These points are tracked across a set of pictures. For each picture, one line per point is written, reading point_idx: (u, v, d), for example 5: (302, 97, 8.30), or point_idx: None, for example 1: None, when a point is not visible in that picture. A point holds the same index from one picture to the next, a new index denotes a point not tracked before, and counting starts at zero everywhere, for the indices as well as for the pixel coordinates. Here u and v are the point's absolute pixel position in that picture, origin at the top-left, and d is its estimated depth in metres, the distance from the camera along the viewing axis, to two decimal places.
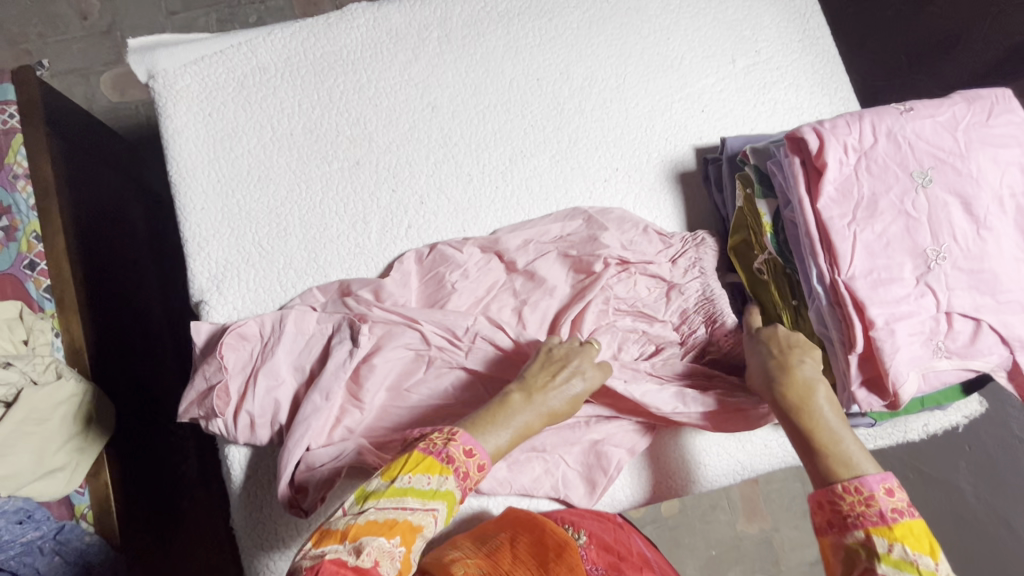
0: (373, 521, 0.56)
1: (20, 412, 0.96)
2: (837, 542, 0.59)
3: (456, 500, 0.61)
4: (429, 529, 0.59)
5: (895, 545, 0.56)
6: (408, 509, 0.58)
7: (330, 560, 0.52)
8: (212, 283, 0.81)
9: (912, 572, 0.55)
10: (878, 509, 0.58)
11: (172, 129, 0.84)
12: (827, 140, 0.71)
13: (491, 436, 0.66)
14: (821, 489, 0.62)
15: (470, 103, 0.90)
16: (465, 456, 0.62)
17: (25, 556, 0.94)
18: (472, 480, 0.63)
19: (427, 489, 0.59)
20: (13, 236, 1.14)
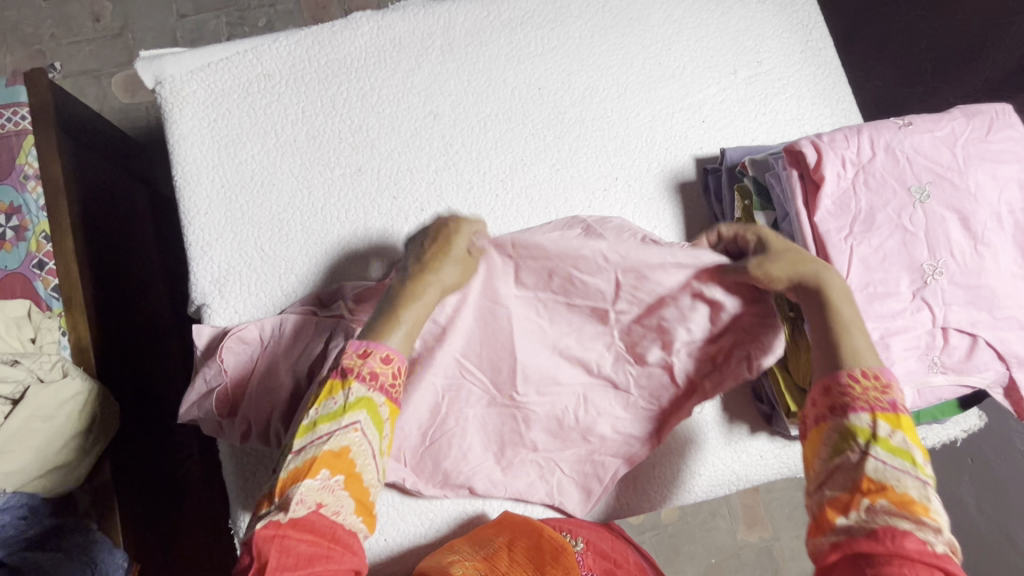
0: (295, 469, 0.55)
1: (26, 409, 0.97)
2: (836, 424, 0.57)
3: (376, 404, 0.59)
4: (359, 443, 0.57)
5: (896, 433, 0.54)
6: (324, 437, 0.56)
7: (262, 527, 0.52)
8: (215, 286, 0.82)
9: (903, 459, 0.54)
10: (891, 398, 0.56)
11: (178, 135, 0.86)
12: (824, 153, 0.71)
13: (393, 333, 0.61)
14: (830, 372, 0.59)
15: (471, 111, 0.91)
16: (361, 360, 0.59)
17: (28, 552, 0.94)
18: (386, 376, 0.59)
19: (335, 410, 0.57)
20: (23, 236, 1.17)
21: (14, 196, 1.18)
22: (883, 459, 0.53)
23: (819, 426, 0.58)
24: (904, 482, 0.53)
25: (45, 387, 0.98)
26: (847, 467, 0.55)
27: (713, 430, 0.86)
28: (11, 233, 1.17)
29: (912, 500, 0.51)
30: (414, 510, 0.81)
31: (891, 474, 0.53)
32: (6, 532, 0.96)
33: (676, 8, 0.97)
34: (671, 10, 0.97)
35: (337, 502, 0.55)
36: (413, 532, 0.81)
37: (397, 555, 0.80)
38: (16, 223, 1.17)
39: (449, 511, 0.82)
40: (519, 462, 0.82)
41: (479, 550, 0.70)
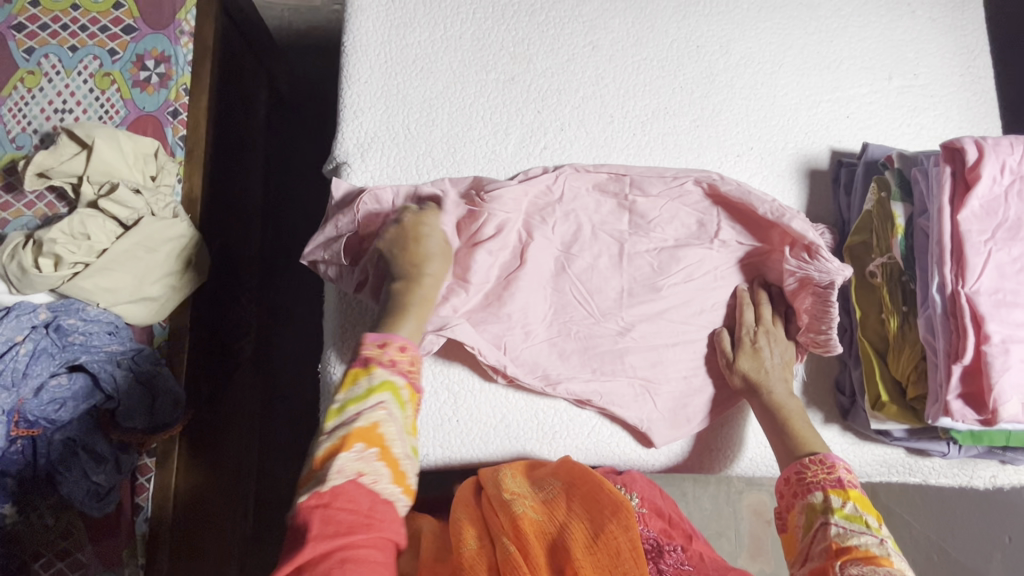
0: (331, 445, 0.57)
1: (137, 236, 1.04)
2: (800, 505, 0.70)
3: (399, 386, 0.62)
4: (388, 419, 0.59)
5: (848, 503, 0.67)
6: (352, 417, 0.58)
7: (304, 501, 0.54)
8: (358, 149, 0.87)
9: (858, 523, 0.65)
10: (837, 476, 0.70)
11: (357, 5, 0.91)
12: (986, 154, 0.71)
13: (401, 325, 0.67)
14: (791, 465, 0.74)
15: (628, 51, 0.94)
16: (381, 348, 0.63)
17: (105, 365, 1.01)
18: (404, 363, 0.63)
19: (360, 391, 0.60)
20: (166, 83, 1.22)
21: (166, 46, 1.23)
22: (841, 523, 0.66)
23: (790, 512, 0.72)
24: (864, 541, 0.63)
25: (157, 221, 1.06)
26: (818, 536, 0.67)
27: None
28: (156, 78, 1.22)
29: (875, 553, 0.62)
30: (490, 400, 0.84)
31: (852, 537, 0.64)
32: (90, 340, 1.01)
33: (847, 5, 0.98)
34: (841, 5, 0.98)
35: (375, 473, 0.57)
36: (482, 421, 0.84)
37: (467, 442, 0.84)
38: (163, 70, 1.22)
39: (523, 414, 0.85)
40: (617, 380, 0.85)
41: (539, 490, 0.76)
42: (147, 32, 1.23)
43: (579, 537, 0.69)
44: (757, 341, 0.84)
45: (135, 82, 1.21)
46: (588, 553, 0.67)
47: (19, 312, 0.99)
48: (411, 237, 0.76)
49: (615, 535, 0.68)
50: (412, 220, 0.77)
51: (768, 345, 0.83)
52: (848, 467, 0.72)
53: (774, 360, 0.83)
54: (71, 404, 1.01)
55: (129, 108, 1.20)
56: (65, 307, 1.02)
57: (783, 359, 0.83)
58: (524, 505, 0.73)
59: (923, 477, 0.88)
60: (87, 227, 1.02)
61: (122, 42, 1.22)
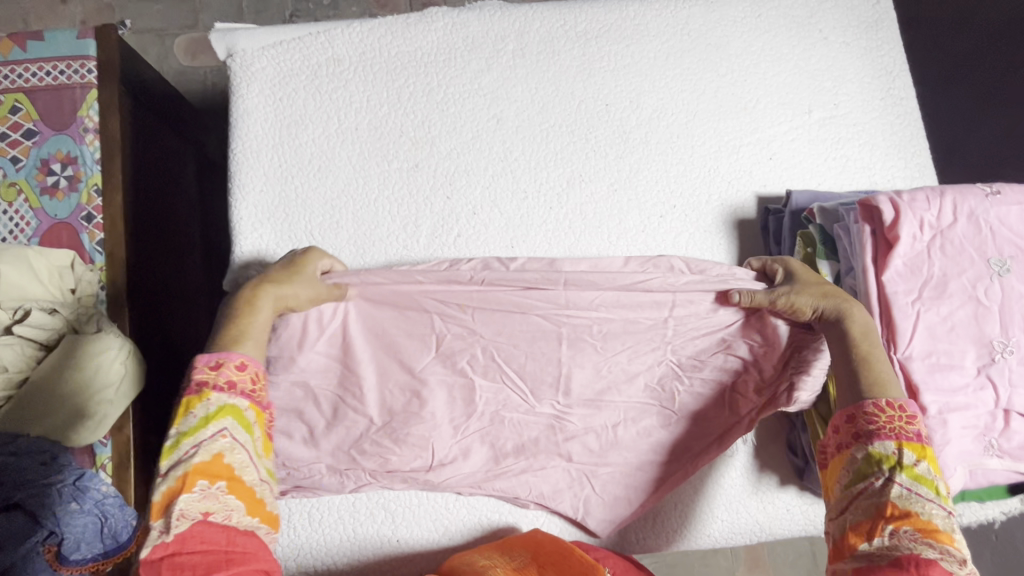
0: (168, 489, 0.53)
1: (60, 356, 0.96)
2: (857, 449, 0.57)
3: (241, 409, 0.58)
4: (231, 447, 0.55)
5: (921, 462, 0.55)
6: (189, 452, 0.54)
7: (147, 556, 0.49)
8: (260, 265, 0.83)
9: (926, 487, 0.54)
10: (917, 428, 0.57)
11: (242, 109, 0.86)
12: (902, 212, 0.67)
13: (241, 343, 0.61)
14: (859, 401, 0.59)
15: (535, 120, 0.89)
16: (216, 371, 0.58)
17: (44, 498, 0.91)
18: (245, 382, 0.58)
19: (197, 422, 0.55)
20: (75, 187, 1.12)
21: (72, 147, 1.14)
22: (908, 484, 0.54)
23: (840, 455, 0.59)
24: (926, 508, 0.53)
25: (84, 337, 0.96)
26: (870, 493, 0.55)
27: (741, 476, 0.84)
28: (64, 182, 1.12)
29: (937, 527, 0.52)
30: (431, 516, 0.81)
31: (913, 502, 0.53)
32: (30, 477, 0.90)
33: (757, 39, 0.94)
34: (751, 40, 0.94)
35: (225, 508, 0.53)
36: (425, 538, 0.81)
37: (408, 557, 0.81)
38: (71, 172, 1.13)
39: (466, 522, 0.82)
40: (551, 468, 0.82)
41: (510, 559, 0.70)
42: (49, 134, 1.14)
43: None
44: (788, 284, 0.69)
45: (43, 189, 1.12)
46: None
47: None
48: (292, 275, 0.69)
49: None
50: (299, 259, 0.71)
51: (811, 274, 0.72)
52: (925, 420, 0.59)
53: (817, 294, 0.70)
54: (13, 544, 0.89)
55: (41, 217, 1.12)
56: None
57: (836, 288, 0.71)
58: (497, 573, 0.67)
59: None
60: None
61: (24, 148, 1.14)
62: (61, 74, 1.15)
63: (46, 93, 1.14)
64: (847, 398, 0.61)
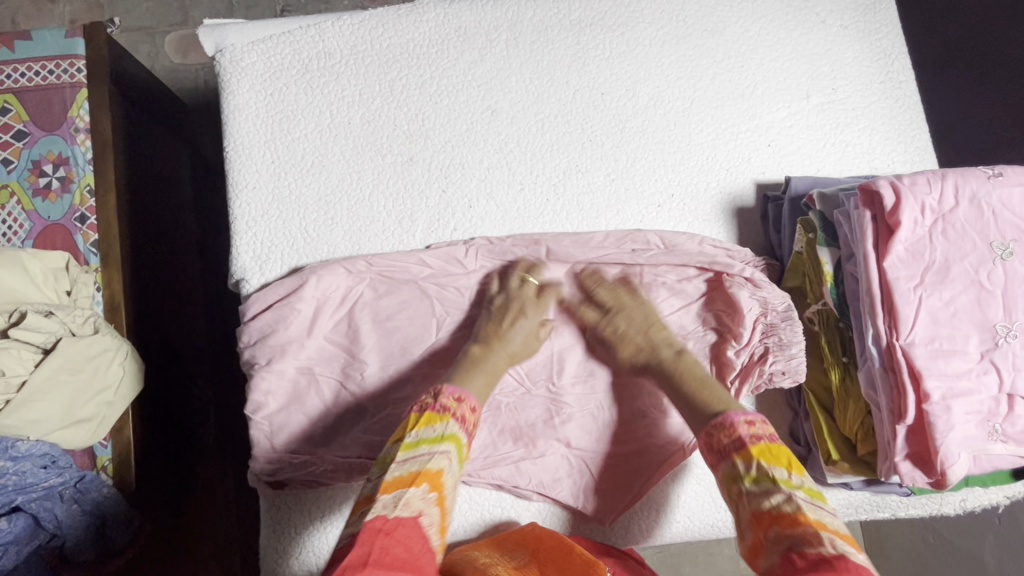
0: (399, 477, 0.61)
1: (56, 359, 0.91)
2: (719, 477, 0.66)
3: (461, 443, 0.67)
4: (449, 470, 0.64)
5: (754, 463, 0.63)
6: (423, 456, 0.63)
7: (369, 523, 0.56)
8: (255, 263, 0.82)
9: (771, 484, 0.62)
10: (739, 436, 0.66)
11: (233, 105, 0.85)
12: (904, 197, 0.66)
13: (471, 381, 0.72)
14: (700, 432, 0.70)
15: (530, 111, 0.88)
16: (456, 402, 0.68)
17: (45, 501, 0.93)
18: (470, 423, 0.69)
19: (433, 435, 0.64)
20: (68, 187, 1.11)
21: (63, 147, 1.12)
22: (754, 489, 0.62)
23: (717, 484, 0.67)
24: (778, 502, 0.60)
25: (77, 339, 0.93)
26: (743, 507, 0.63)
27: None
28: (57, 184, 1.11)
29: (795, 515, 0.58)
30: None
31: (765, 501, 0.61)
32: (26, 480, 0.90)
33: (753, 24, 0.93)
34: (747, 25, 0.93)
35: (431, 517, 0.60)
36: None
37: None
38: (63, 173, 1.12)
39: (468, 517, 0.82)
40: (550, 455, 0.82)
41: (511, 559, 0.71)
42: (39, 135, 1.13)
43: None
44: (616, 327, 0.81)
45: (35, 190, 1.11)
46: None
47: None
48: (509, 313, 0.79)
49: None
50: (515, 296, 0.80)
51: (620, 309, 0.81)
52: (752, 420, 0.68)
53: (637, 335, 0.81)
54: (14, 549, 0.92)
55: (33, 219, 1.11)
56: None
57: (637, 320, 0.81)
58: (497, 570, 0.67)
59: (893, 511, 0.85)
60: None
61: (15, 149, 1.12)
62: (50, 74, 1.13)
63: (35, 94, 1.13)
64: (698, 433, 0.70)
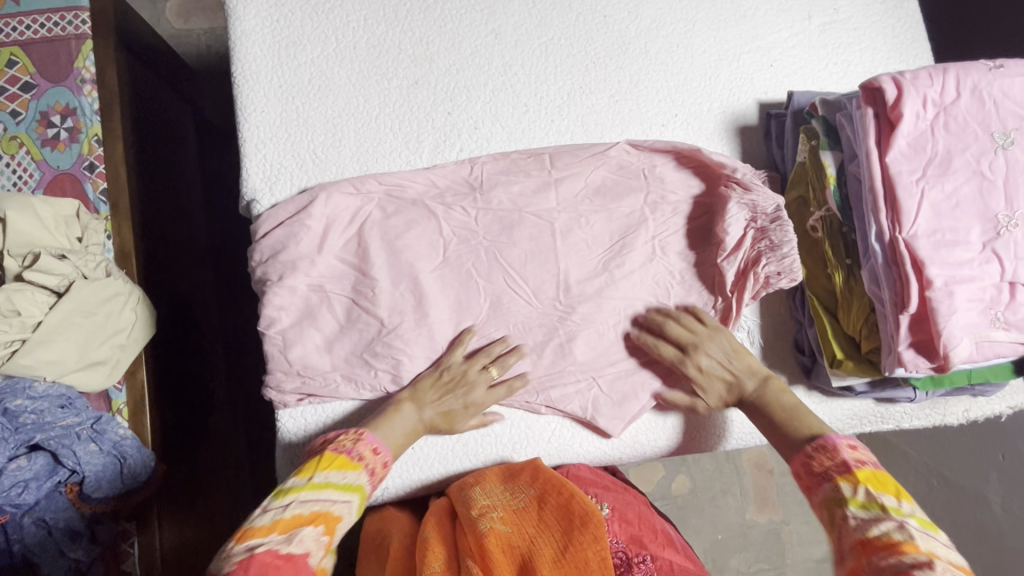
0: (298, 514, 0.63)
1: (69, 303, 0.92)
2: (817, 501, 0.68)
3: (364, 494, 0.71)
4: (348, 517, 0.67)
5: (859, 488, 0.65)
6: (327, 500, 0.66)
7: (261, 554, 0.57)
8: (265, 184, 0.83)
9: (876, 509, 0.63)
10: (842, 459, 0.68)
11: (239, 31, 0.86)
12: (906, 91, 0.67)
13: (389, 431, 0.75)
14: (796, 458, 0.72)
15: (534, 34, 0.89)
16: (372, 454, 0.72)
17: (64, 439, 0.92)
18: (380, 476, 0.73)
19: (342, 482, 0.68)
20: (76, 137, 1.12)
21: (70, 99, 1.13)
22: (858, 513, 0.63)
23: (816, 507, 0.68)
24: (885, 528, 0.61)
25: (88, 282, 0.95)
26: (843, 535, 0.63)
27: None
28: (65, 134, 1.12)
29: (897, 541, 0.59)
30: None
31: (872, 528, 0.61)
32: (42, 417, 0.91)
33: None
34: None
35: (320, 557, 0.62)
36: (440, 446, 0.83)
37: (427, 464, 0.83)
38: (71, 124, 1.12)
39: (478, 429, 0.84)
40: (560, 369, 0.84)
41: (510, 500, 0.75)
42: (46, 86, 1.13)
43: (547, 554, 0.70)
44: (702, 364, 0.80)
45: (44, 141, 1.12)
46: (554, 567, 0.69)
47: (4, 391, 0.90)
48: (457, 389, 0.79)
49: (585, 546, 0.70)
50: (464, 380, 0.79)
51: (704, 355, 0.80)
52: (852, 446, 0.70)
53: (722, 363, 0.80)
54: (35, 485, 0.91)
55: (43, 169, 1.11)
56: (9, 387, 0.90)
57: (725, 352, 0.80)
58: (491, 521, 0.72)
59: (896, 422, 0.86)
60: (16, 303, 0.90)
61: (23, 101, 1.12)
62: (55, 26, 1.14)
63: (41, 45, 1.13)
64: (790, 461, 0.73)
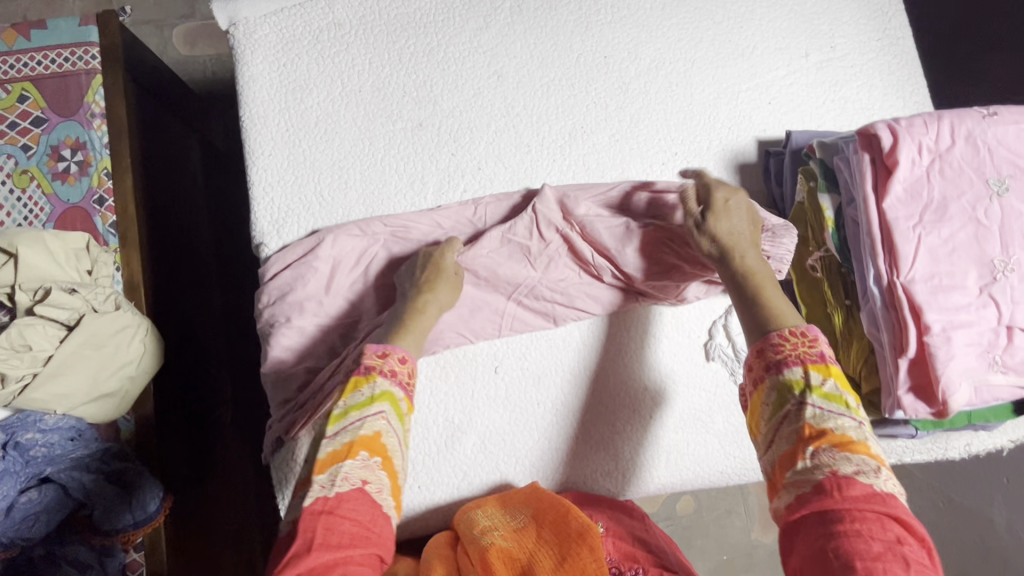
0: (333, 451, 0.60)
1: (79, 335, 0.93)
2: (768, 380, 0.61)
3: (397, 398, 0.66)
4: (387, 429, 0.63)
5: (828, 380, 0.59)
6: (354, 424, 0.62)
7: (309, 507, 0.56)
8: (273, 226, 0.85)
9: (834, 405, 0.58)
10: (817, 351, 0.61)
11: (247, 76, 0.88)
12: (901, 138, 0.68)
13: (402, 340, 0.71)
14: (762, 336, 0.64)
15: (535, 75, 0.90)
16: (381, 359, 0.67)
17: (74, 471, 0.93)
18: (402, 374, 0.68)
19: (362, 400, 0.63)
20: (86, 171, 1.13)
21: (80, 133, 1.15)
22: (817, 405, 0.58)
23: (757, 387, 0.62)
24: (840, 425, 0.57)
25: (99, 315, 0.96)
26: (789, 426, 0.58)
27: None
28: (74, 167, 1.13)
29: (851, 441, 0.56)
30: (446, 461, 0.82)
31: (828, 422, 0.57)
32: (53, 451, 0.92)
33: None
34: None
35: (378, 482, 0.60)
36: (445, 484, 0.82)
37: (430, 505, 0.82)
38: (80, 158, 1.14)
39: (482, 467, 0.83)
40: (565, 406, 0.85)
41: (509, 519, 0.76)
42: (57, 120, 1.15)
43: (548, 565, 0.70)
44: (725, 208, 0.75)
45: (54, 175, 1.13)
46: None
47: (14, 428, 0.90)
48: (433, 276, 0.78)
49: (583, 559, 0.69)
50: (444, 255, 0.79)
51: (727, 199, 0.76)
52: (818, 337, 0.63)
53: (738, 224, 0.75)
54: (44, 518, 0.91)
55: (54, 203, 1.12)
56: (21, 420, 0.90)
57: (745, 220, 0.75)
58: (493, 537, 0.73)
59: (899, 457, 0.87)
60: (27, 337, 0.91)
61: (34, 136, 1.15)
62: (66, 61, 1.16)
63: (52, 81, 1.15)
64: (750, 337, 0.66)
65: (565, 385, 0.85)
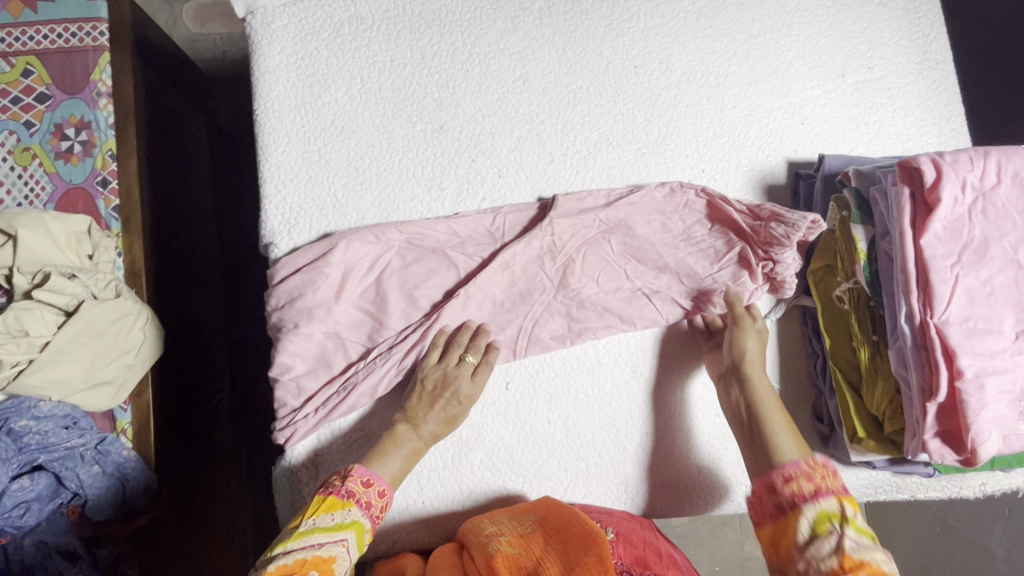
0: (284, 564, 0.61)
1: (78, 321, 0.87)
2: (807, 515, 0.66)
3: (363, 529, 0.69)
4: (342, 556, 0.65)
5: (858, 515, 0.65)
6: (315, 544, 0.64)
7: None
8: (284, 226, 0.82)
9: (868, 537, 0.64)
10: (842, 484, 0.68)
11: (264, 67, 0.84)
12: (945, 173, 0.66)
13: (384, 464, 0.73)
14: (778, 473, 0.70)
15: (562, 82, 0.87)
16: (364, 487, 0.70)
17: (67, 461, 0.89)
18: (376, 508, 0.70)
19: (331, 524, 0.66)
20: (90, 151, 1.05)
21: (85, 111, 1.06)
22: (855, 536, 0.63)
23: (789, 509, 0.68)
24: (875, 557, 0.62)
25: (98, 304, 0.89)
26: (833, 548, 0.63)
27: None
28: (78, 147, 1.05)
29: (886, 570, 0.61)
30: (453, 477, 0.80)
31: (865, 552, 0.62)
32: (46, 440, 0.87)
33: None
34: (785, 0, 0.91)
35: None
36: (448, 500, 0.80)
37: (432, 519, 0.80)
38: (84, 138, 1.05)
39: (488, 485, 0.81)
40: (576, 427, 0.82)
41: (515, 524, 0.73)
42: (60, 97, 1.06)
43: None
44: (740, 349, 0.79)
45: (57, 154, 1.05)
46: None
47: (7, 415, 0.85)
48: (436, 394, 0.76)
49: (591, 569, 0.68)
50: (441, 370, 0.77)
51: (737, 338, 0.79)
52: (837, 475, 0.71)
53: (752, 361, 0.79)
54: (37, 507, 0.87)
55: (55, 182, 1.04)
56: (14, 406, 0.86)
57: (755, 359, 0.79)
58: (500, 543, 0.71)
59: (911, 492, 0.85)
60: (24, 323, 0.85)
61: (36, 112, 1.05)
62: (72, 36, 1.07)
63: (55, 58, 1.06)
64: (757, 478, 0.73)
65: (577, 405, 0.83)
